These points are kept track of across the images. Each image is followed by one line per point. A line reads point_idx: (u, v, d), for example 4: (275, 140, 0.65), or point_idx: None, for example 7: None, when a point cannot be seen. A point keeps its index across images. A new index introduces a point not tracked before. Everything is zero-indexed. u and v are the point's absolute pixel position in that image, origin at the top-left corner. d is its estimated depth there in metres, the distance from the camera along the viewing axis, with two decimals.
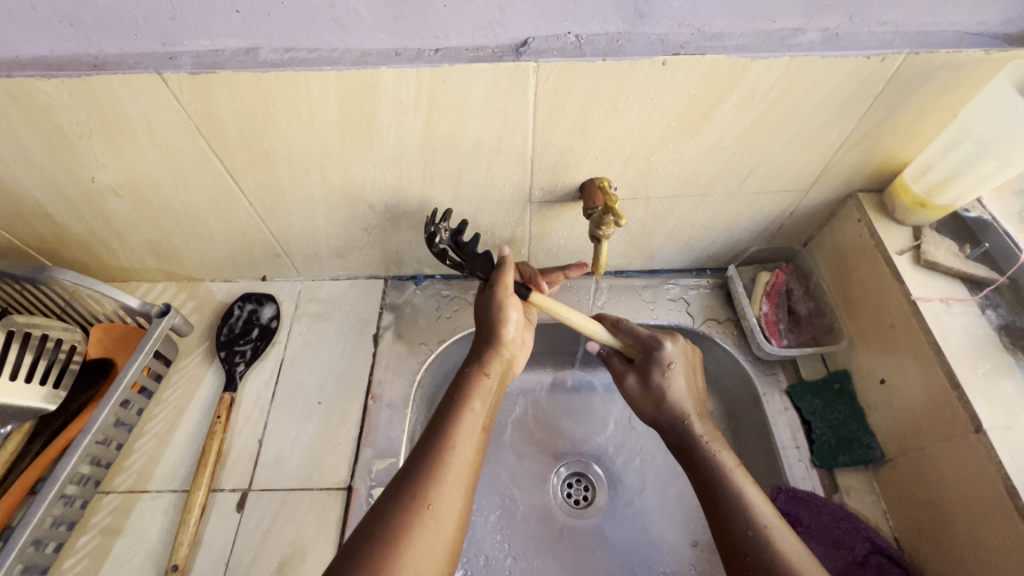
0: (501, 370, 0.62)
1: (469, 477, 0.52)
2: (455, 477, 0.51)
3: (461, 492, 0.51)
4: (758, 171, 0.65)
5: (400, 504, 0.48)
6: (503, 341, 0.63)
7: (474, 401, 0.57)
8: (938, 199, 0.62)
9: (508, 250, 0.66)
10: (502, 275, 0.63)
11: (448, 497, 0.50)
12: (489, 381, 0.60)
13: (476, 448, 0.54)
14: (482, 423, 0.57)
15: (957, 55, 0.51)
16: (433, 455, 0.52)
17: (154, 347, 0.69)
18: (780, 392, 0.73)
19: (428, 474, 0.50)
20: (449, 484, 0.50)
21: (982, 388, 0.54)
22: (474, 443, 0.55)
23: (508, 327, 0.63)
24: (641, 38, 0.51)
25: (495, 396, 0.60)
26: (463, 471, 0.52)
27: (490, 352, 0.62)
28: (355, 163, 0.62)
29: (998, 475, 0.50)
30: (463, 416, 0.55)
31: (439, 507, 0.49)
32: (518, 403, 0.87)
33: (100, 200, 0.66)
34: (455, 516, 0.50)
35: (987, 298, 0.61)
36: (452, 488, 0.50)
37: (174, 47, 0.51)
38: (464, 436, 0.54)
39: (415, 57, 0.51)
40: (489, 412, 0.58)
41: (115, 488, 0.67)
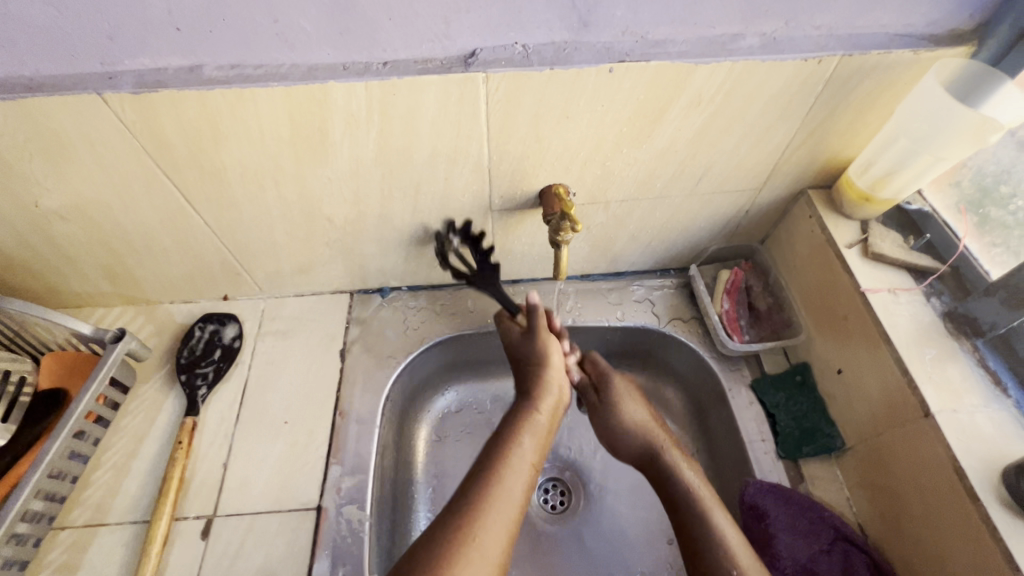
0: (551, 407, 0.64)
1: (514, 510, 0.53)
2: (501, 509, 0.53)
3: (506, 525, 0.52)
4: (712, 173, 0.67)
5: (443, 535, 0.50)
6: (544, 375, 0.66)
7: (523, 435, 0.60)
8: (881, 193, 0.65)
9: (536, 296, 0.69)
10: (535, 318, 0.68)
11: (491, 527, 0.51)
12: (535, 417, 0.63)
13: (525, 485, 0.56)
14: (532, 459, 0.58)
15: (888, 56, 0.53)
16: (482, 487, 0.54)
17: (108, 375, 0.67)
18: (746, 387, 0.74)
19: (474, 503, 0.52)
20: (494, 516, 0.52)
21: (929, 373, 0.56)
22: (523, 479, 0.56)
23: (554, 358, 0.67)
24: (587, 47, 0.52)
25: (546, 434, 0.63)
26: (512, 505, 0.53)
27: (540, 390, 0.65)
28: (310, 178, 0.62)
29: (947, 456, 0.52)
30: (512, 451, 0.58)
31: (483, 541, 0.50)
32: (494, 411, 0.85)
33: (46, 225, 0.64)
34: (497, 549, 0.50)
35: (931, 287, 0.63)
36: (498, 519, 0.52)
37: (114, 67, 0.50)
38: (511, 470, 0.56)
39: (364, 70, 0.51)
40: (539, 451, 0.60)
41: (71, 523, 0.64)
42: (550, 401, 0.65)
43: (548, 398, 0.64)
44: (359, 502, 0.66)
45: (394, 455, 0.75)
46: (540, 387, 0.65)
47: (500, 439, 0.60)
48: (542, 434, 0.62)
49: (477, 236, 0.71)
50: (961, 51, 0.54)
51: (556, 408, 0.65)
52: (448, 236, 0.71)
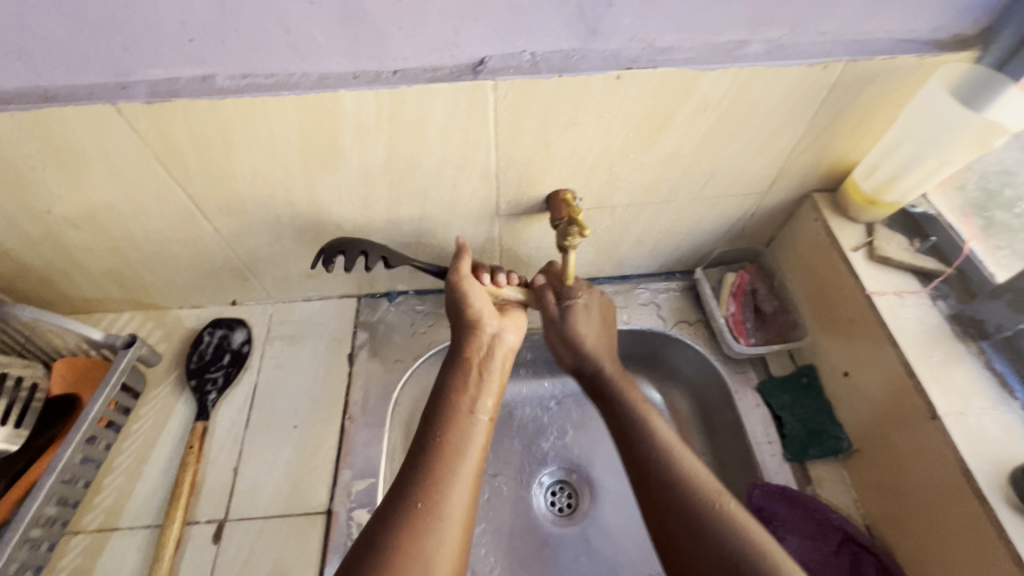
0: (493, 361, 0.67)
1: (472, 468, 0.57)
2: (457, 479, 0.55)
3: (466, 489, 0.55)
4: (717, 177, 0.67)
5: (402, 510, 0.52)
6: (480, 331, 0.67)
7: (466, 397, 0.62)
8: (886, 197, 0.65)
9: (463, 238, 0.69)
10: (460, 262, 0.68)
11: (450, 497, 0.53)
12: (478, 376, 0.65)
13: (480, 448, 0.59)
14: (481, 421, 0.61)
15: (893, 61, 0.54)
16: (438, 459, 0.56)
17: (119, 380, 0.68)
18: (752, 389, 0.74)
19: (430, 475, 0.54)
20: (450, 482, 0.54)
21: (935, 375, 0.56)
22: (477, 444, 0.59)
23: (479, 304, 0.68)
24: (594, 54, 0.52)
25: (495, 387, 0.65)
26: (468, 470, 0.56)
27: (470, 347, 0.66)
28: (320, 185, 0.62)
29: (953, 458, 0.52)
30: (461, 418, 0.60)
31: (447, 510, 0.52)
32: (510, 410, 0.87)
33: (58, 233, 0.65)
34: (459, 510, 0.53)
35: (937, 290, 0.64)
36: (454, 485, 0.54)
37: (127, 77, 0.50)
38: (463, 435, 0.59)
39: (374, 79, 0.52)
40: (490, 409, 0.63)
41: (84, 527, 0.65)
42: (489, 357, 0.66)
43: (484, 351, 0.66)
44: (369, 506, 0.66)
45: (403, 459, 0.76)
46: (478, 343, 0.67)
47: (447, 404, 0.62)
48: (491, 394, 0.64)
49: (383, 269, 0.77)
50: (966, 56, 0.54)
51: (500, 363, 0.67)
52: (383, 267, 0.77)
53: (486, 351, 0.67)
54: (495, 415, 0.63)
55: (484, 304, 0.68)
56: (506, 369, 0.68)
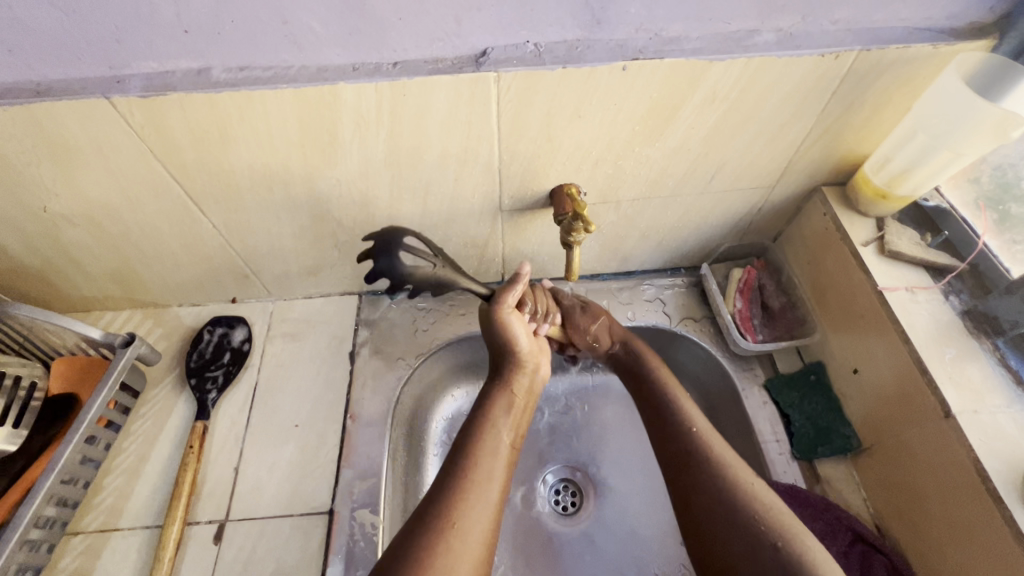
0: (526, 388, 0.64)
1: (496, 495, 0.53)
2: (483, 500, 0.52)
3: (489, 512, 0.51)
4: (725, 170, 0.66)
5: (424, 527, 0.49)
6: (520, 355, 0.65)
7: (501, 419, 0.59)
8: (897, 191, 0.63)
9: (526, 266, 0.67)
10: (511, 291, 0.66)
11: (473, 518, 0.50)
12: (515, 400, 0.61)
13: (505, 469, 0.56)
14: (509, 442, 0.58)
15: (907, 50, 0.52)
16: (464, 476, 0.53)
17: (118, 379, 0.67)
18: (759, 386, 0.73)
19: (456, 494, 0.51)
20: (476, 506, 0.51)
21: (949, 373, 0.55)
22: (502, 464, 0.56)
23: (524, 340, 0.65)
24: (600, 45, 0.51)
25: (523, 413, 0.62)
26: (493, 490, 0.53)
27: (511, 369, 0.64)
28: (319, 180, 0.61)
29: (969, 458, 0.51)
30: (491, 437, 0.57)
31: (468, 529, 0.49)
32: None
33: (55, 230, 0.64)
34: (481, 537, 0.50)
35: (949, 285, 0.62)
36: (479, 510, 0.51)
37: (121, 70, 0.49)
38: (491, 456, 0.55)
39: (373, 71, 0.50)
40: (517, 433, 0.60)
41: (84, 528, 0.64)
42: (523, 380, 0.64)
43: (521, 377, 0.64)
44: (372, 506, 0.65)
45: (405, 458, 0.75)
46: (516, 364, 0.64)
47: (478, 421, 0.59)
48: (520, 417, 0.61)
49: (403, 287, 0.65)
50: (982, 45, 0.53)
51: (531, 386, 0.64)
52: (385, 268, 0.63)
53: (525, 379, 0.64)
54: (521, 438, 0.60)
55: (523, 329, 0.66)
56: (535, 396, 0.65)
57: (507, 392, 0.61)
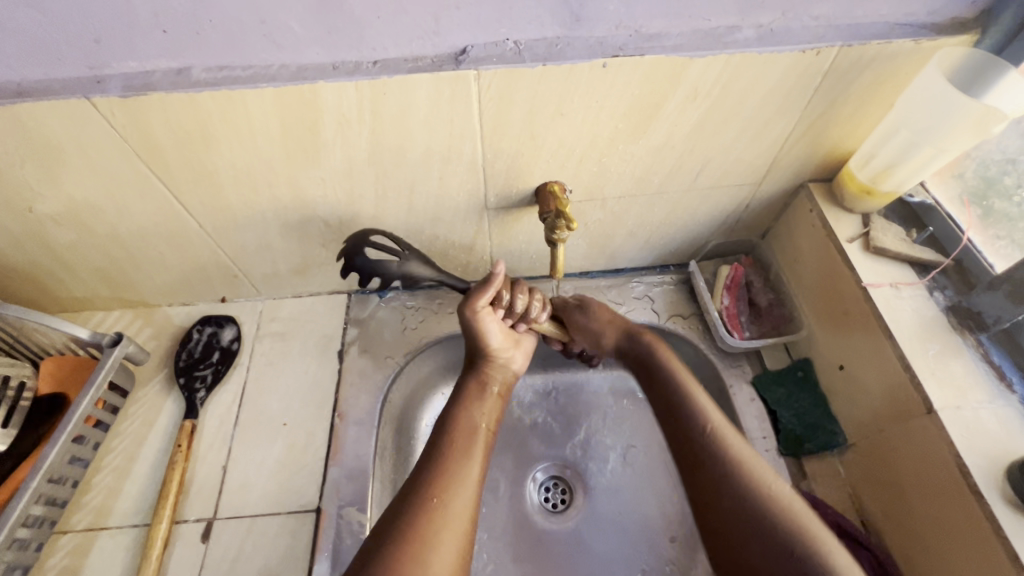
0: (500, 380, 0.66)
1: (476, 475, 0.55)
2: (463, 480, 0.54)
3: (472, 488, 0.54)
4: (711, 167, 0.66)
5: (407, 508, 0.51)
6: (493, 351, 0.66)
7: (476, 408, 0.61)
8: (882, 186, 0.63)
9: (501, 264, 0.61)
10: (481, 292, 0.61)
11: (455, 496, 0.52)
12: (487, 389, 0.64)
13: (484, 447, 0.58)
14: (486, 425, 0.61)
15: (888, 46, 0.52)
16: (444, 458, 0.55)
17: (106, 379, 0.67)
18: (747, 383, 0.73)
19: (437, 474, 0.54)
20: (456, 485, 0.53)
21: (932, 368, 0.55)
22: (481, 443, 0.58)
23: (495, 334, 0.65)
24: (580, 42, 0.51)
25: (501, 401, 0.65)
26: (473, 468, 0.56)
27: (485, 362, 0.66)
28: (303, 179, 0.61)
29: (950, 454, 0.51)
30: (467, 420, 0.60)
31: (453, 504, 0.52)
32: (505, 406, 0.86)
33: (41, 231, 0.64)
34: (465, 512, 0.52)
35: (935, 281, 0.62)
36: (460, 488, 0.53)
37: (101, 71, 0.49)
38: (470, 439, 0.58)
39: (353, 70, 0.50)
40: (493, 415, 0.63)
41: (73, 527, 0.65)
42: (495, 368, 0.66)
43: (495, 368, 0.66)
44: (359, 504, 0.65)
45: (394, 455, 0.75)
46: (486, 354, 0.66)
47: (454, 406, 0.61)
48: (495, 402, 0.64)
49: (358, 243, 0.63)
50: (964, 40, 0.52)
51: (504, 371, 0.67)
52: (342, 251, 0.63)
53: (498, 369, 0.66)
54: (498, 421, 0.63)
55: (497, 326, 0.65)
56: (510, 387, 0.67)
57: (479, 383, 0.64)
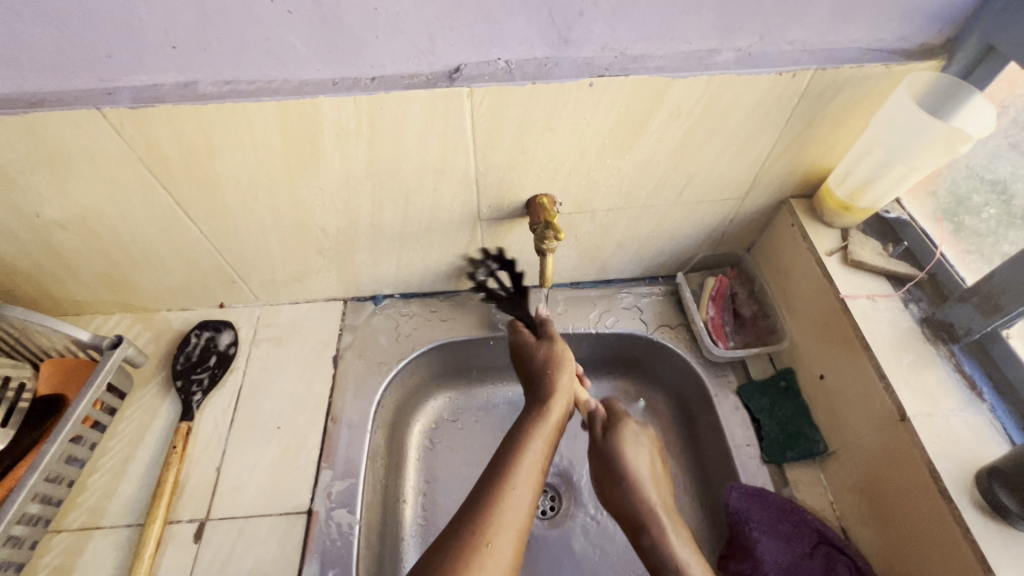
0: (559, 420, 0.66)
1: (524, 513, 0.55)
2: (510, 514, 0.54)
3: (516, 531, 0.54)
4: (695, 182, 0.68)
5: (457, 541, 0.51)
6: (556, 391, 0.68)
7: (529, 446, 0.61)
8: (859, 202, 0.66)
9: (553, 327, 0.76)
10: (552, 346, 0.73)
11: (502, 531, 0.53)
12: (544, 426, 0.64)
13: (532, 492, 0.58)
14: (540, 467, 0.60)
15: (860, 70, 0.55)
16: (495, 496, 0.55)
17: (104, 380, 0.69)
18: (732, 392, 0.75)
19: (489, 509, 0.54)
20: (506, 522, 0.53)
21: (906, 377, 0.57)
22: (530, 486, 0.58)
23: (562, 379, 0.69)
24: (568, 62, 0.54)
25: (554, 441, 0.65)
26: (520, 512, 0.55)
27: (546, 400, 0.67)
28: (302, 189, 0.63)
29: (922, 460, 0.52)
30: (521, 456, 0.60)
31: (496, 544, 0.52)
32: (506, 410, 0.87)
33: (47, 235, 0.66)
34: (511, 554, 0.52)
35: (910, 293, 0.64)
36: (508, 526, 0.53)
37: (112, 83, 0.52)
38: (522, 477, 0.58)
39: (352, 86, 0.53)
40: (547, 455, 0.62)
41: (67, 526, 0.65)
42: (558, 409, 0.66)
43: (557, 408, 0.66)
44: (349, 506, 0.67)
45: (386, 460, 0.77)
46: (552, 394, 0.67)
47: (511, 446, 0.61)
48: (551, 443, 0.64)
49: (510, 260, 0.80)
50: (931, 65, 0.55)
51: (563, 417, 0.67)
52: (485, 262, 0.80)
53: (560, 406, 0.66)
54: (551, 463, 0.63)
55: (565, 376, 0.69)
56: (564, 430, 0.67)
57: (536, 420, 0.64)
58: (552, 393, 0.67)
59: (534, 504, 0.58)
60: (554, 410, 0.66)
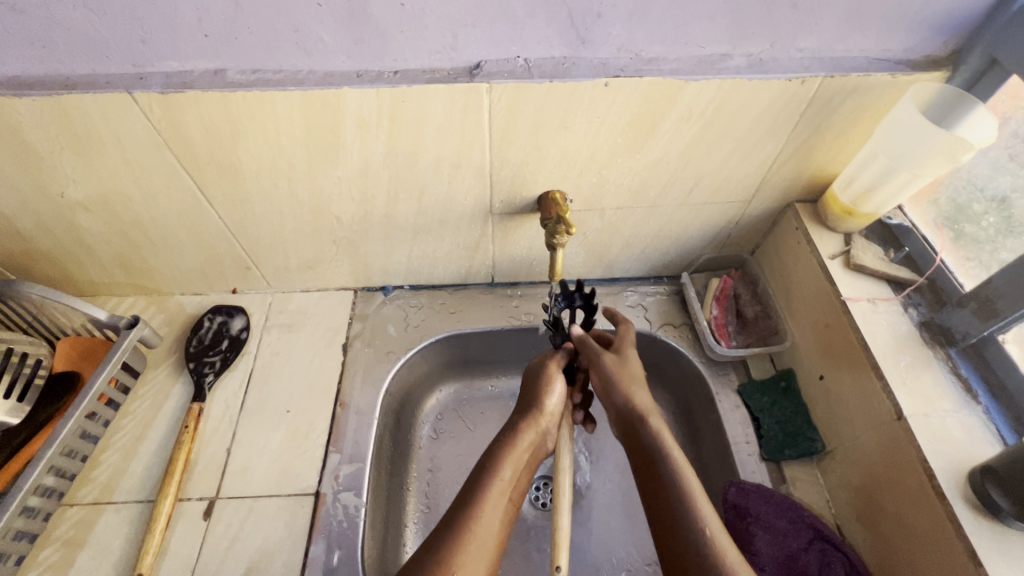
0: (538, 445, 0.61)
1: (491, 546, 0.51)
2: (478, 545, 0.50)
3: (483, 562, 0.50)
4: (703, 184, 0.70)
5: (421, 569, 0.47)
6: (542, 411, 0.62)
7: (504, 472, 0.56)
8: (863, 208, 0.67)
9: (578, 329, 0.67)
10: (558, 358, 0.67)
11: (467, 562, 0.49)
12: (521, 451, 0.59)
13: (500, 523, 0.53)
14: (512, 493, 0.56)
15: (867, 78, 0.57)
16: (461, 523, 0.51)
17: (121, 359, 0.71)
18: (733, 391, 0.77)
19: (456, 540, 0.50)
20: (472, 553, 0.49)
21: (903, 378, 0.59)
22: (497, 515, 0.54)
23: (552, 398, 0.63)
24: (584, 62, 0.56)
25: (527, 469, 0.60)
26: (488, 540, 0.51)
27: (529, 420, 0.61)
28: (321, 178, 0.65)
29: (917, 457, 0.54)
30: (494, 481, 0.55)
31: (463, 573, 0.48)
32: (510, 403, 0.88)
33: (69, 215, 0.68)
34: None
35: (909, 298, 0.66)
36: (475, 557, 0.49)
37: (144, 68, 0.54)
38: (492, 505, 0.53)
39: (376, 78, 0.55)
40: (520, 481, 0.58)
41: (80, 500, 0.67)
42: (538, 437, 0.61)
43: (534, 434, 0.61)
44: (356, 489, 0.68)
45: (391, 447, 0.78)
46: (536, 415, 0.62)
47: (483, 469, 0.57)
48: (524, 471, 0.59)
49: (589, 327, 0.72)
50: (936, 76, 0.57)
51: (540, 443, 0.62)
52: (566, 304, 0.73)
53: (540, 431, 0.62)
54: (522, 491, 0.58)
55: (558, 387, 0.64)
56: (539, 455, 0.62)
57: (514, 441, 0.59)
58: (534, 414, 0.62)
59: (500, 544, 0.53)
60: (530, 435, 0.61)
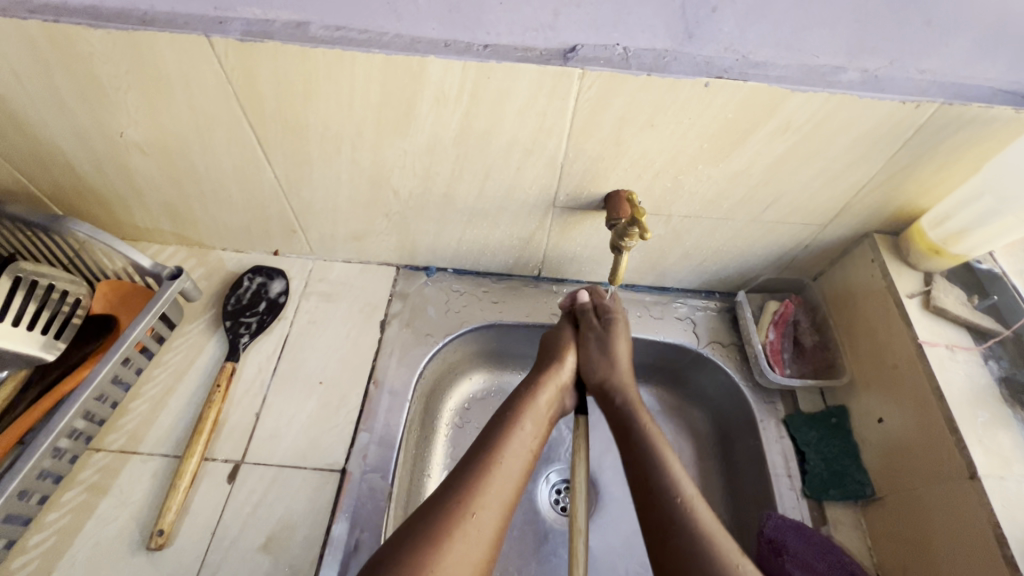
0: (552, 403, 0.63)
1: (510, 491, 0.52)
2: (497, 486, 0.51)
3: (502, 505, 0.50)
4: (781, 202, 0.66)
5: (445, 507, 0.48)
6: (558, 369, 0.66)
7: (524, 425, 0.58)
8: (952, 248, 0.64)
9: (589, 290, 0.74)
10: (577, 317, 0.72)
11: (486, 503, 0.49)
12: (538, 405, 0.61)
13: (521, 468, 0.54)
14: (531, 446, 0.57)
15: (989, 110, 0.52)
16: (482, 466, 0.52)
17: (160, 309, 0.69)
18: (778, 420, 0.73)
19: (475, 484, 0.50)
20: (490, 495, 0.50)
21: (979, 436, 0.55)
22: (519, 466, 0.54)
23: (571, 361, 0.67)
24: (687, 58, 0.51)
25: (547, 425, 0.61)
26: (507, 488, 0.52)
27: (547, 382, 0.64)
28: (386, 148, 0.62)
29: (989, 521, 0.51)
30: (515, 435, 0.56)
31: (480, 518, 0.48)
32: None
33: (123, 155, 0.66)
34: (494, 531, 0.49)
35: (990, 349, 0.63)
36: (492, 500, 0.50)
37: (225, 12, 0.51)
38: (511, 453, 0.54)
39: (464, 50, 0.51)
40: (539, 436, 0.59)
41: (106, 446, 0.66)
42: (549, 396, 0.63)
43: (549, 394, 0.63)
44: (382, 472, 0.66)
45: (418, 432, 0.76)
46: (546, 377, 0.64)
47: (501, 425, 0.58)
48: (541, 423, 0.60)
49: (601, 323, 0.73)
50: None
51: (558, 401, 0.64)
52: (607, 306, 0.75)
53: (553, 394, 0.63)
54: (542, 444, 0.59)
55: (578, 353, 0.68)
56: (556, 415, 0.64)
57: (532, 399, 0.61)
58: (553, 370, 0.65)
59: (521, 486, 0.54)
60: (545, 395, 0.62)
